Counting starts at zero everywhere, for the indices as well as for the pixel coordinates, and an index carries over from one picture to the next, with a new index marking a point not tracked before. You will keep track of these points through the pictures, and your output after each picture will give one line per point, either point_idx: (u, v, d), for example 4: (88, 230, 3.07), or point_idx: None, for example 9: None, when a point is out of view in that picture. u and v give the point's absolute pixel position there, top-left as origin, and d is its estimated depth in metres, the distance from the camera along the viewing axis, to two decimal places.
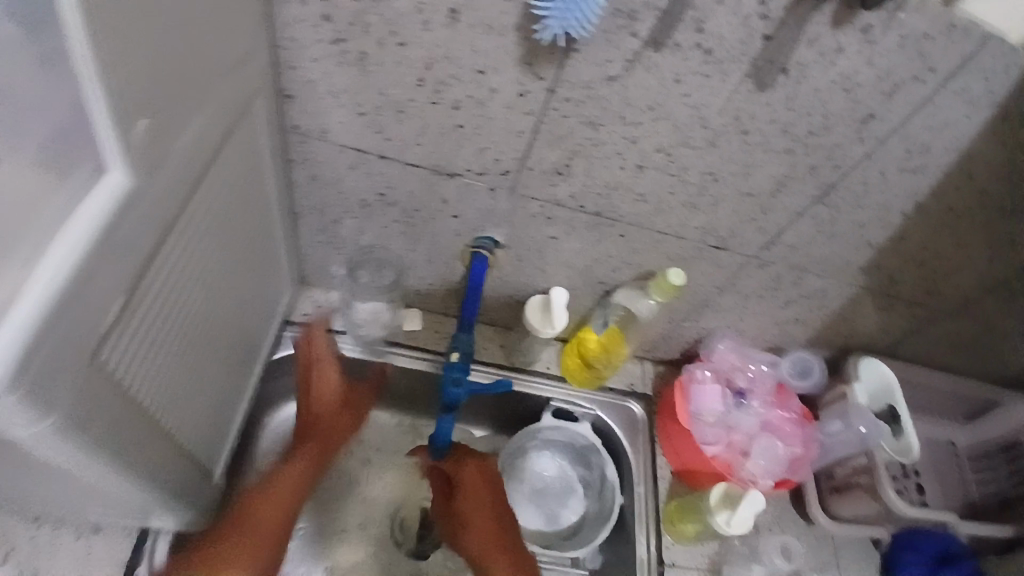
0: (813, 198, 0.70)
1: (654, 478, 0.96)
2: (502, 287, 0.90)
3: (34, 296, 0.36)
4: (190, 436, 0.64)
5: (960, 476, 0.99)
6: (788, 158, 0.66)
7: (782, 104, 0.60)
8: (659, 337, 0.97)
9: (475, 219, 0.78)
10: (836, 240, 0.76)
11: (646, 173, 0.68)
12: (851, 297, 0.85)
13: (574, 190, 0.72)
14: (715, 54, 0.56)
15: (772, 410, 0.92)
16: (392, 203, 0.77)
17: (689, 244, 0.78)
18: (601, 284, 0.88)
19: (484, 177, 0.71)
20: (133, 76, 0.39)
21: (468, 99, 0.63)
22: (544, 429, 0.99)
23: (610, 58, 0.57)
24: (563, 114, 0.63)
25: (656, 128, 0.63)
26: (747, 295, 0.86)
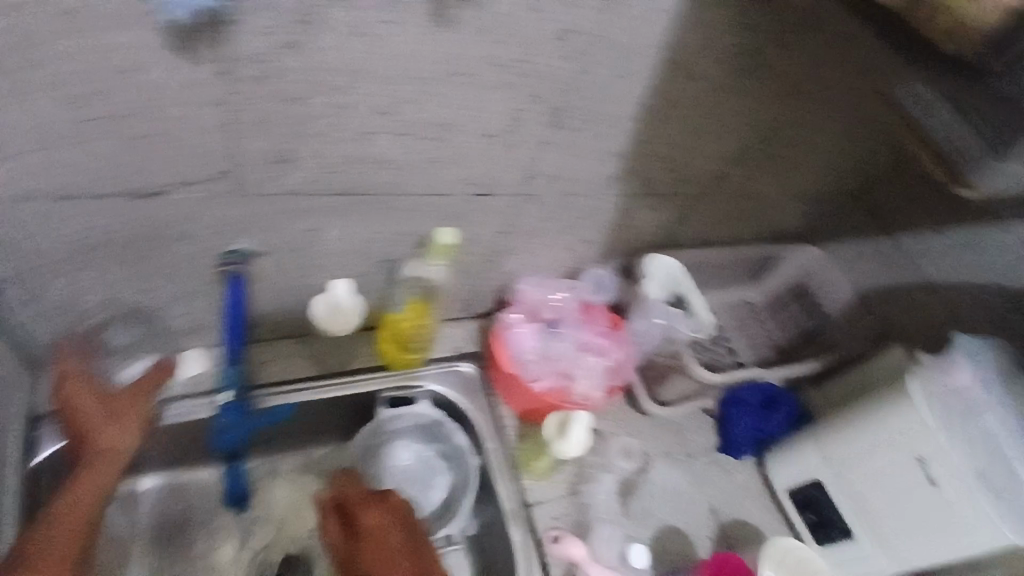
0: (549, 124, 0.70)
1: (501, 431, 0.96)
2: (282, 297, 0.82)
3: None
4: None
5: (764, 328, 1.09)
6: (510, 91, 0.64)
7: (477, 37, 0.58)
8: (466, 295, 0.95)
9: (214, 236, 0.69)
10: (587, 158, 0.77)
11: (375, 139, 0.63)
12: (622, 205, 0.89)
13: (307, 175, 0.65)
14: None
15: (582, 329, 0.96)
16: (103, 245, 0.65)
17: (455, 199, 0.75)
18: (386, 264, 0.82)
19: (198, 188, 0.62)
20: None
21: (131, 105, 0.53)
22: (382, 423, 0.93)
23: (271, 24, 0.51)
24: (252, 98, 0.55)
25: (361, 89, 0.58)
26: (530, 231, 0.87)
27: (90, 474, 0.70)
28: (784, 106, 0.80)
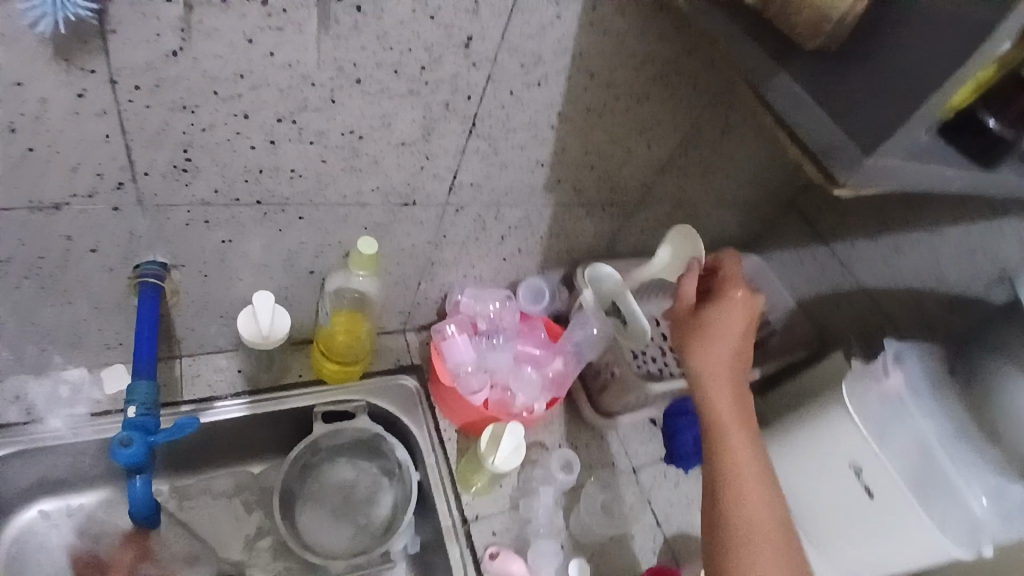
0: (464, 133, 0.70)
1: (441, 444, 0.94)
2: (207, 310, 0.81)
3: None
4: None
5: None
6: (417, 99, 0.64)
7: (377, 45, 0.58)
8: (402, 306, 0.94)
9: (124, 248, 0.68)
10: (510, 168, 0.78)
11: (282, 148, 0.63)
12: (553, 215, 0.89)
13: (215, 184, 0.64)
14: (273, 4, 0.52)
15: (520, 341, 0.95)
16: (5, 259, 0.64)
17: (375, 208, 0.75)
18: (313, 274, 0.82)
19: (100, 199, 0.61)
20: None
21: (15, 114, 0.52)
22: (319, 439, 0.92)
23: (156, 32, 0.50)
24: (146, 106, 0.55)
25: (261, 97, 0.58)
26: (461, 241, 0.86)
27: None
28: (703, 117, 0.81)
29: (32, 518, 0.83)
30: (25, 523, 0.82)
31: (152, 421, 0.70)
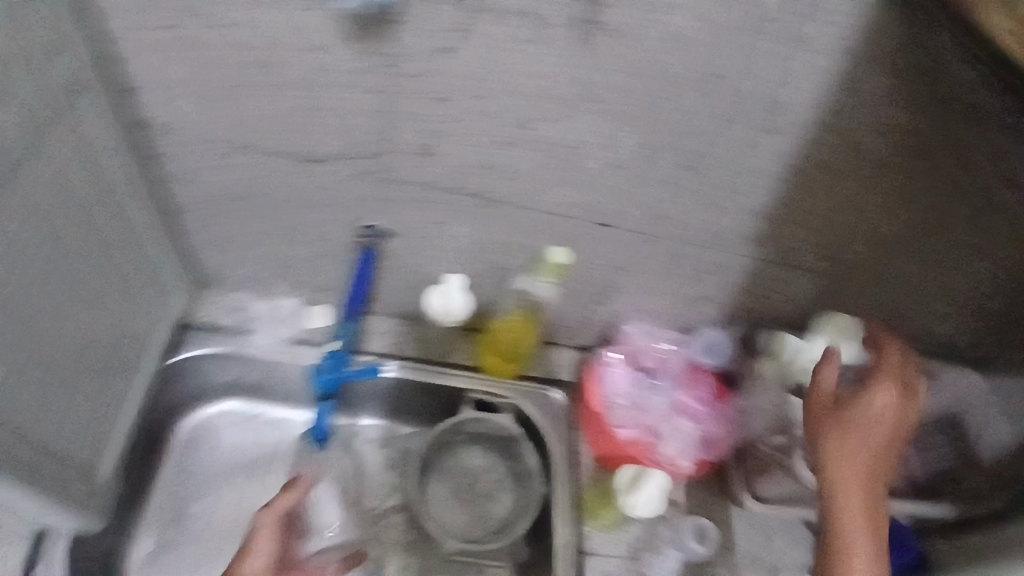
0: (684, 167, 0.68)
1: (574, 466, 0.93)
2: (400, 280, 0.88)
3: None
4: (52, 429, 0.63)
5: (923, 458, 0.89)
6: (647, 126, 0.64)
7: (624, 68, 0.58)
8: (571, 323, 0.94)
9: (353, 209, 0.76)
10: (718, 212, 0.74)
11: (510, 149, 0.66)
12: (751, 268, 0.84)
13: (441, 170, 0.69)
14: (540, 17, 0.54)
15: (681, 390, 0.90)
16: (264, 197, 0.75)
17: (575, 223, 0.76)
18: (499, 271, 0.85)
19: (350, 163, 0.69)
20: None
21: (307, 81, 0.60)
22: (466, 422, 0.95)
23: (435, 30, 0.55)
24: (409, 93, 0.61)
25: (505, 100, 0.61)
26: (648, 273, 0.84)
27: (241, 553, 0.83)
28: (939, 199, 0.68)
29: (214, 413, 1.00)
30: (216, 414, 1.00)
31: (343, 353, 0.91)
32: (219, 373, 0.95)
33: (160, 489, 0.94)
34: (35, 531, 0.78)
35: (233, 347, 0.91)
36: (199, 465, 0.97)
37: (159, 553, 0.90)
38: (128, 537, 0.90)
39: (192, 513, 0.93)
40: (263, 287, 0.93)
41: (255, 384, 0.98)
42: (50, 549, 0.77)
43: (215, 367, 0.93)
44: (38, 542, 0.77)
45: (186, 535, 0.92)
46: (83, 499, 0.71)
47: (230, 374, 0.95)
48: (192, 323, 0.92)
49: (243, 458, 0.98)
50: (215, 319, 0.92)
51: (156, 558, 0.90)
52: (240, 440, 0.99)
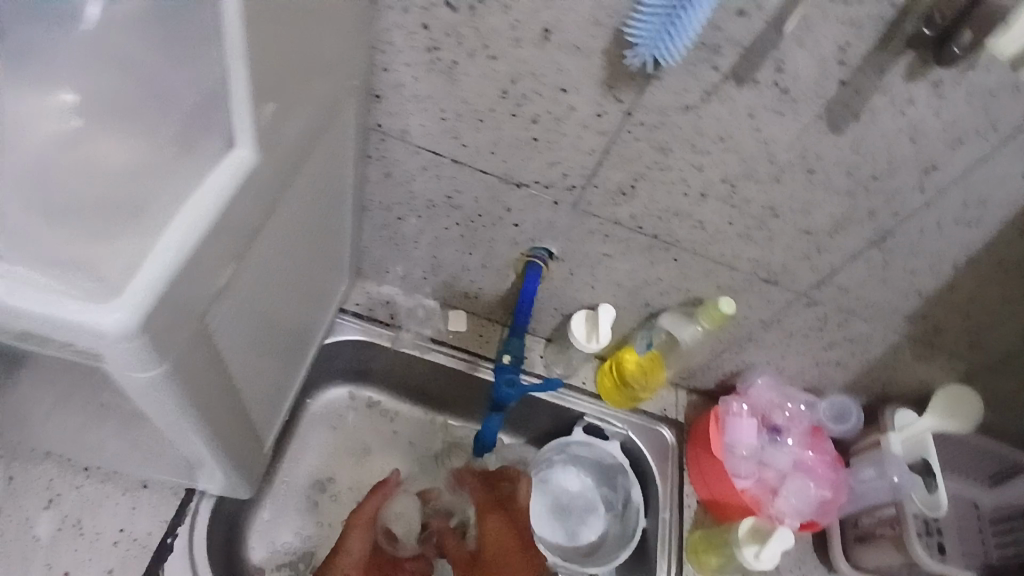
0: (868, 241, 0.72)
1: (679, 505, 0.95)
2: (549, 298, 0.93)
3: (168, 252, 0.39)
4: (255, 401, 0.68)
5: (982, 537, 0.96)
6: (849, 199, 0.67)
7: (849, 147, 0.62)
8: (698, 366, 0.98)
9: (534, 230, 0.81)
10: (886, 285, 0.77)
11: (708, 202, 0.70)
12: (894, 343, 0.87)
13: (633, 211, 0.74)
14: (790, 93, 0.58)
15: (806, 451, 0.93)
16: (456, 206, 0.81)
17: (741, 275, 0.79)
18: (647, 307, 0.89)
19: (551, 191, 0.74)
20: (269, 62, 0.43)
21: (545, 114, 0.65)
22: (573, 443, 0.99)
23: (687, 87, 0.59)
24: (635, 137, 0.65)
25: (724, 159, 0.65)
26: (791, 332, 0.87)
27: (336, 558, 0.88)
28: None
29: (343, 393, 1.04)
30: (343, 394, 1.04)
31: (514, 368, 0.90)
32: (357, 358, 1.00)
33: (285, 459, 0.97)
34: (183, 491, 0.82)
35: (378, 339, 0.97)
36: (322, 441, 1.01)
37: (279, 524, 0.93)
38: (253, 508, 0.92)
39: (312, 488, 0.96)
40: (416, 285, 0.99)
41: (385, 373, 1.03)
42: (191, 512, 0.81)
43: (357, 352, 0.99)
44: (188, 497, 0.82)
45: (304, 509, 0.95)
46: (253, 464, 0.75)
47: (366, 360, 1.01)
48: (345, 307, 0.98)
49: (366, 442, 1.02)
50: (366, 307, 0.99)
51: (273, 529, 0.92)
52: (365, 424, 1.04)
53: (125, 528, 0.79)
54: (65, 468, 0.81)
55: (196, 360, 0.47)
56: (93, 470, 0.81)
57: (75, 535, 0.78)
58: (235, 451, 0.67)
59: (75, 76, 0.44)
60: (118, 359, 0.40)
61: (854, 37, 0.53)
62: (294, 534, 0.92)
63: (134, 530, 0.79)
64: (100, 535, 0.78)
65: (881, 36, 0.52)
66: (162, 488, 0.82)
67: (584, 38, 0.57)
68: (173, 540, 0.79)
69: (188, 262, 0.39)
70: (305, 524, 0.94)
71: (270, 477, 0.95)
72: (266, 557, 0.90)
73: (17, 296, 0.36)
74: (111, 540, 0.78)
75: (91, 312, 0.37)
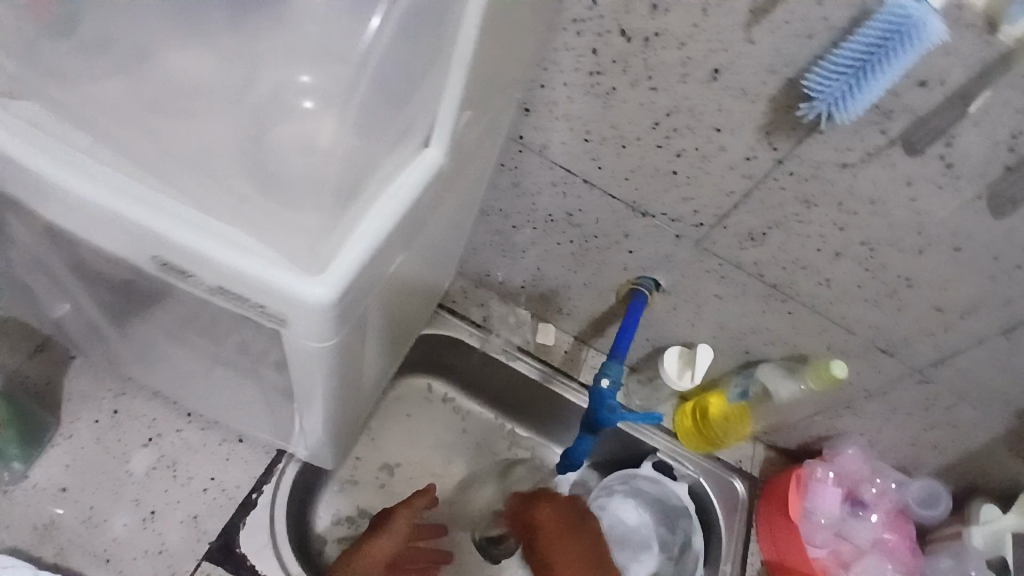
0: (1002, 328, 0.69)
1: (742, 561, 0.93)
2: (644, 329, 0.93)
3: (367, 236, 0.42)
4: (367, 382, 0.70)
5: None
6: (992, 284, 0.65)
7: (1007, 232, 0.60)
8: (783, 423, 0.95)
9: (648, 260, 0.82)
10: (1008, 376, 0.74)
11: (840, 261, 0.69)
12: (1003, 437, 0.82)
13: (757, 258, 0.73)
14: (957, 168, 0.56)
15: (886, 531, 0.90)
16: (575, 224, 0.83)
17: (856, 340, 0.77)
18: (745, 354, 0.88)
19: (677, 225, 0.75)
20: (475, 71, 0.45)
21: (691, 150, 0.66)
22: (640, 476, 0.99)
23: (849, 146, 0.58)
24: (780, 186, 0.65)
25: (869, 222, 0.64)
26: (893, 405, 0.84)
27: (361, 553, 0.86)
28: None
29: (423, 385, 1.07)
30: (423, 385, 1.07)
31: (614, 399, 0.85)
32: (443, 353, 1.03)
33: (361, 437, 1.00)
34: (274, 451, 0.86)
35: (468, 339, 0.99)
36: (397, 427, 1.03)
37: (347, 500, 0.95)
38: (326, 479, 0.95)
39: (381, 471, 0.99)
40: (512, 293, 1.01)
41: (466, 373, 1.05)
42: (278, 472, 0.85)
43: (445, 347, 1.01)
44: (276, 459, 0.86)
45: (371, 489, 0.97)
46: (344, 438, 0.78)
47: (451, 357, 1.03)
48: (442, 302, 1.00)
49: (437, 436, 1.04)
50: (461, 306, 1.01)
51: (341, 504, 0.95)
52: (439, 418, 1.06)
53: (216, 477, 0.83)
54: (170, 410, 0.86)
55: (353, 336, 0.49)
56: (195, 417, 0.86)
57: (170, 474, 0.83)
58: (339, 424, 0.70)
59: (291, 59, 0.54)
60: (302, 329, 0.43)
61: None
62: (360, 513, 0.95)
63: (224, 480, 0.83)
64: (192, 479, 0.83)
65: None
66: (255, 444, 0.86)
67: (752, 83, 0.58)
68: (258, 496, 0.83)
69: (379, 249, 0.42)
70: (370, 505, 0.96)
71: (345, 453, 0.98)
72: (330, 529, 0.93)
73: (237, 259, 0.40)
74: (201, 485, 0.83)
75: (297, 282, 0.40)
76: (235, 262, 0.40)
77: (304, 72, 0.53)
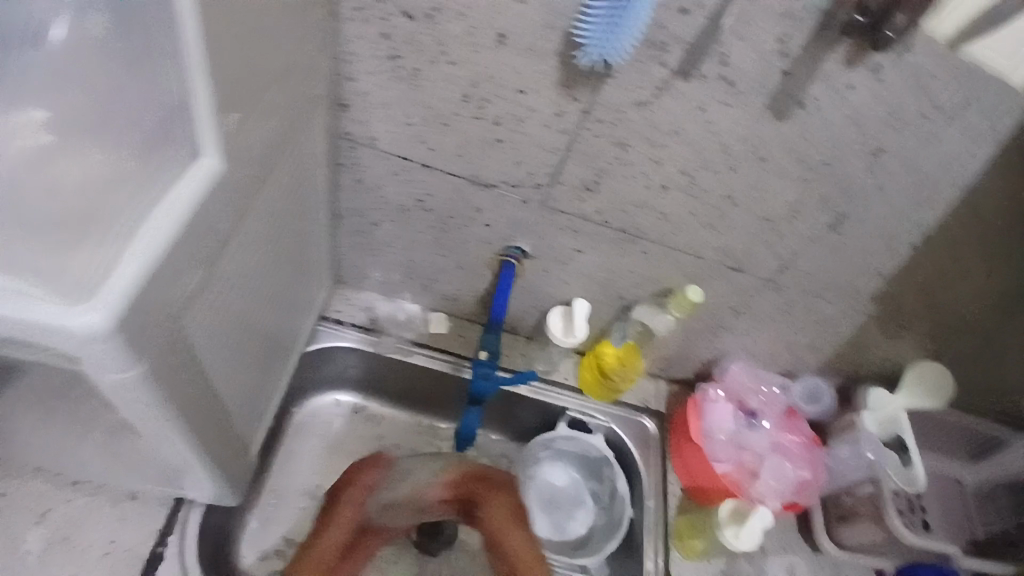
0: (826, 225, 0.74)
1: (663, 494, 0.97)
2: (525, 296, 0.96)
3: (138, 255, 0.41)
4: (237, 405, 0.69)
5: (967, 512, 0.99)
6: (803, 185, 0.70)
7: (798, 135, 0.64)
8: (673, 354, 1.01)
9: (506, 230, 0.84)
10: (849, 268, 0.80)
11: (669, 194, 0.73)
12: (862, 324, 0.89)
13: (599, 206, 0.77)
14: (737, 84, 0.60)
15: (782, 432, 0.96)
16: (428, 210, 0.83)
17: (707, 264, 0.82)
18: (621, 299, 0.92)
19: (518, 190, 0.77)
20: (230, 76, 0.44)
21: (506, 116, 0.68)
22: (558, 438, 1.01)
23: (639, 84, 0.62)
24: (594, 135, 0.68)
25: (680, 151, 0.68)
26: (761, 317, 0.90)
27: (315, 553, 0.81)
28: None
29: (329, 401, 1.06)
30: (328, 401, 1.06)
31: (494, 366, 0.91)
32: (341, 364, 1.02)
33: (273, 467, 0.99)
34: (171, 501, 0.83)
35: (361, 343, 0.99)
36: (309, 447, 1.02)
37: (269, 533, 0.93)
38: (243, 516, 0.93)
39: (300, 493, 0.98)
40: (396, 289, 1.01)
41: (370, 379, 1.05)
42: (181, 521, 0.82)
43: (340, 358, 1.01)
44: (176, 508, 0.83)
45: (291, 515, 0.96)
46: (239, 470, 0.76)
47: (349, 366, 1.03)
48: (327, 315, 1.00)
49: (353, 448, 1.03)
50: (348, 314, 1.01)
51: (264, 538, 0.93)
52: (353, 430, 1.05)
53: (115, 540, 0.80)
54: (56, 483, 0.82)
55: (174, 362, 0.49)
56: (83, 483, 0.82)
57: (66, 548, 0.79)
58: (220, 459, 0.68)
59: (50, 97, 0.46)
60: (97, 361, 0.41)
61: (793, 29, 0.55)
62: (284, 541, 0.93)
63: (125, 541, 0.81)
64: (91, 546, 0.79)
65: (818, 27, 0.55)
66: (149, 498, 0.83)
67: (538, 40, 0.60)
68: (164, 549, 0.81)
69: (156, 267, 0.41)
70: (293, 531, 0.95)
71: (259, 486, 0.96)
72: (256, 565, 0.91)
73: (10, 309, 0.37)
74: (101, 551, 0.79)
75: (68, 314, 0.38)
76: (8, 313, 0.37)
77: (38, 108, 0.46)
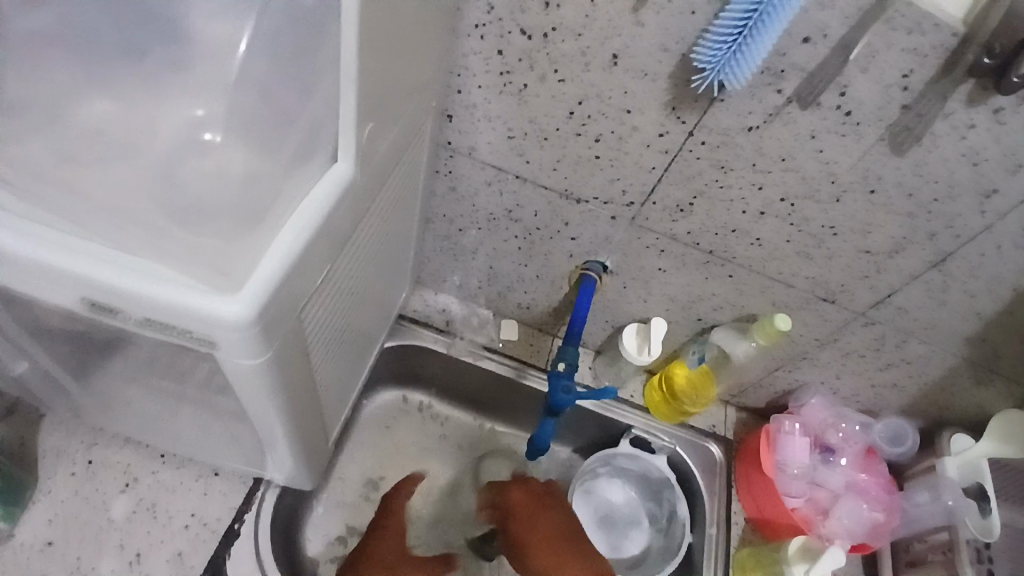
0: (928, 263, 0.72)
1: (726, 522, 0.95)
2: (601, 311, 0.96)
3: (280, 251, 0.44)
4: (329, 395, 0.72)
5: None
6: (910, 221, 0.68)
7: (910, 170, 0.63)
8: (748, 381, 0.99)
9: (591, 244, 0.84)
10: (947, 307, 0.77)
11: (766, 220, 0.72)
12: (952, 367, 0.85)
13: (690, 228, 0.76)
14: (853, 116, 0.59)
15: (858, 472, 0.93)
16: (516, 220, 0.85)
17: (796, 292, 0.80)
18: (700, 321, 0.91)
19: (610, 207, 0.77)
20: (373, 88, 0.47)
21: (608, 133, 0.69)
22: (619, 455, 1.00)
23: (749, 110, 0.62)
24: (696, 156, 0.68)
25: (784, 178, 0.67)
26: (846, 351, 0.88)
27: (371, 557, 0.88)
28: None
29: (397, 397, 1.08)
30: (397, 397, 1.09)
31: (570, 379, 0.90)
32: (413, 362, 1.05)
33: (341, 456, 1.01)
34: (251, 480, 0.87)
35: (435, 344, 1.01)
36: (376, 440, 1.04)
37: (333, 520, 0.96)
38: (310, 502, 0.96)
39: (365, 484, 1.00)
40: (472, 293, 1.03)
41: (439, 380, 1.07)
42: (258, 500, 0.86)
43: (414, 357, 1.03)
44: (254, 488, 0.87)
45: (355, 505, 0.98)
46: (318, 457, 0.79)
47: (421, 366, 1.05)
48: (405, 313, 1.03)
49: (419, 444, 1.06)
50: (424, 314, 1.03)
51: (329, 525, 0.96)
52: (418, 427, 1.07)
53: (196, 514, 0.84)
54: (145, 453, 0.87)
55: (291, 354, 0.51)
56: (171, 456, 0.87)
57: (151, 516, 0.83)
58: (308, 444, 0.71)
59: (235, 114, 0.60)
60: (230, 347, 0.44)
61: (918, 64, 0.54)
62: (347, 530, 0.96)
63: (206, 515, 0.84)
64: (174, 517, 0.83)
65: (946, 64, 0.53)
66: (230, 476, 0.87)
67: (651, 61, 0.60)
68: (240, 526, 0.84)
69: (294, 262, 0.44)
70: (356, 520, 0.97)
71: (327, 473, 0.99)
72: (320, 550, 0.93)
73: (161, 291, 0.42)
74: (183, 522, 0.83)
75: (214, 304, 0.42)
76: (162, 295, 0.42)
77: (202, 107, 0.62)
